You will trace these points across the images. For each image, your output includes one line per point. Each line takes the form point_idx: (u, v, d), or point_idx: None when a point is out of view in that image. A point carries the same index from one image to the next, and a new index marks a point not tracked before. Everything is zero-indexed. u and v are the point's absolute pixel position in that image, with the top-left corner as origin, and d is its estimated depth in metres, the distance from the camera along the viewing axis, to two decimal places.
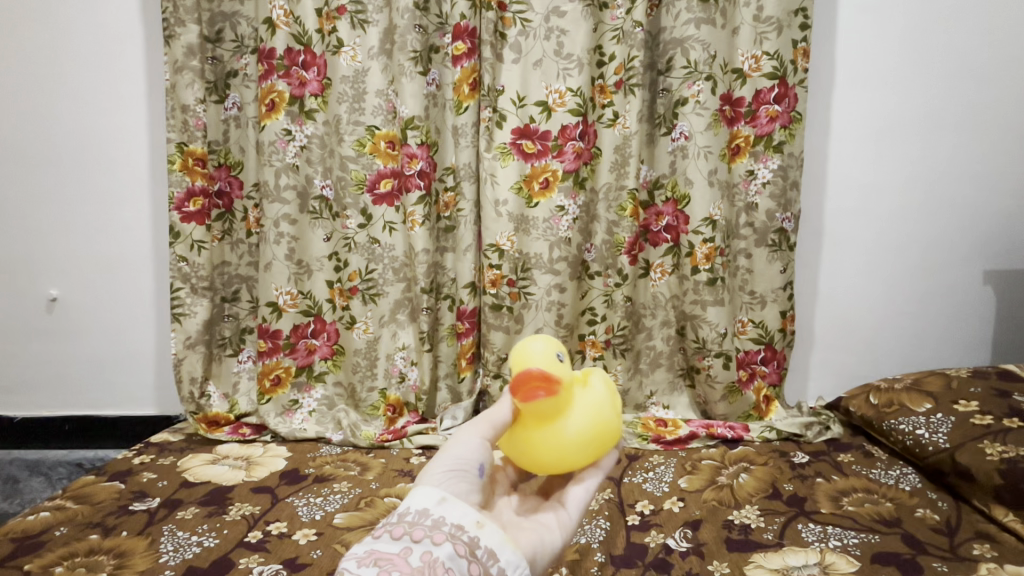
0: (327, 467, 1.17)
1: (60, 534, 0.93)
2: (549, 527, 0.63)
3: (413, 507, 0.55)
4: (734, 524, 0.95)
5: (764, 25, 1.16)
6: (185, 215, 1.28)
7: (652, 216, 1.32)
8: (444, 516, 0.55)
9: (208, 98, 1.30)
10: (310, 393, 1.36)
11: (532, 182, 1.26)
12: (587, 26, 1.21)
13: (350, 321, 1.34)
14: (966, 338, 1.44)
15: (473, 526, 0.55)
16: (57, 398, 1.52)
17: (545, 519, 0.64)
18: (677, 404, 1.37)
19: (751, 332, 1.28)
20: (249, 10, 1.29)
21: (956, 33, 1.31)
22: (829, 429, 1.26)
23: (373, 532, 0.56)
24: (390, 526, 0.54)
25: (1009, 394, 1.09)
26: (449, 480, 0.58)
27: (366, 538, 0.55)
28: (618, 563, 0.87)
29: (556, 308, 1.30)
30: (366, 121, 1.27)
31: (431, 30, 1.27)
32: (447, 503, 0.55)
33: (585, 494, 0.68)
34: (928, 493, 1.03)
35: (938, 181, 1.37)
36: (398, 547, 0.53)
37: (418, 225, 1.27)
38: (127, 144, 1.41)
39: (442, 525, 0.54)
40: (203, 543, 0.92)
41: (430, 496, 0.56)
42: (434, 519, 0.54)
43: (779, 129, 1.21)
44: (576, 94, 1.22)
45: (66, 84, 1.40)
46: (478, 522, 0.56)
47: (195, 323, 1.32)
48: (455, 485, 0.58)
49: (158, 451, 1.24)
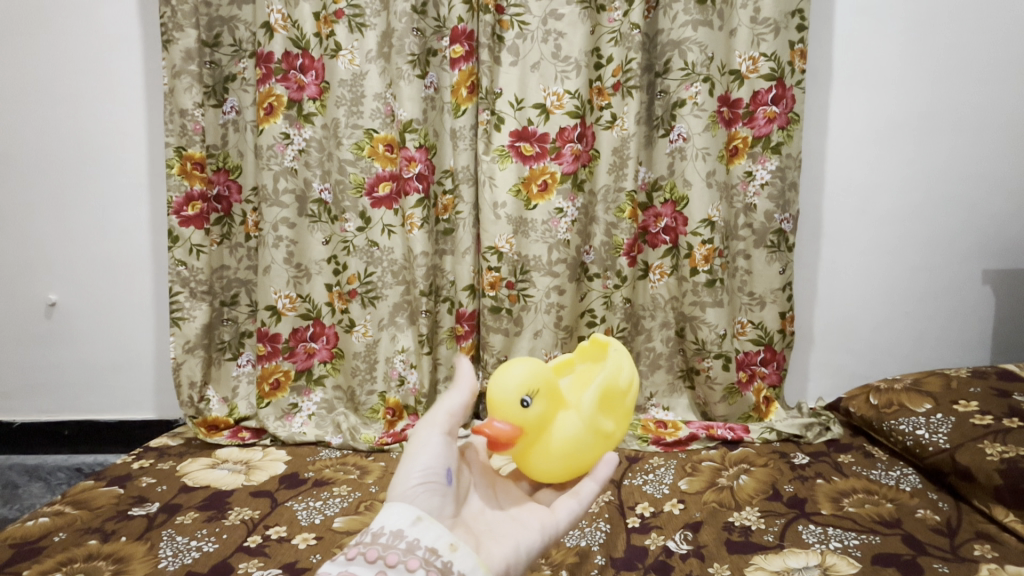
0: (326, 471, 1.17)
1: (59, 539, 0.93)
2: (530, 530, 0.65)
3: (385, 528, 0.58)
4: (735, 526, 0.95)
5: (761, 26, 1.17)
6: (185, 219, 1.28)
7: (651, 218, 1.32)
8: (416, 537, 0.58)
9: (206, 102, 1.30)
10: (310, 397, 1.36)
11: (531, 184, 1.26)
12: (585, 28, 1.21)
13: (349, 324, 1.34)
14: (967, 337, 1.44)
15: (447, 550, 0.58)
16: (56, 404, 1.52)
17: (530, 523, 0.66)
18: (677, 406, 1.37)
19: (751, 333, 1.28)
20: (247, 14, 1.29)
21: (955, 32, 1.32)
22: (829, 430, 1.26)
23: (346, 550, 0.57)
24: (364, 548, 0.57)
25: (1008, 393, 1.09)
26: (421, 494, 0.62)
27: (340, 558, 0.57)
28: (619, 566, 0.87)
29: (555, 310, 1.30)
30: (364, 125, 1.27)
31: (429, 33, 1.27)
32: (421, 523, 0.59)
33: (578, 505, 0.69)
34: (928, 494, 1.03)
35: (937, 180, 1.37)
36: (372, 570, 0.55)
37: (417, 228, 1.27)
38: (126, 149, 1.42)
39: (416, 549, 0.57)
40: (202, 548, 0.91)
41: (404, 516, 0.59)
42: (408, 542, 0.57)
43: (778, 130, 1.21)
44: (574, 96, 1.22)
45: (65, 89, 1.40)
46: (451, 544, 0.58)
47: (194, 327, 1.31)
48: (429, 499, 0.62)
49: (158, 456, 1.24)
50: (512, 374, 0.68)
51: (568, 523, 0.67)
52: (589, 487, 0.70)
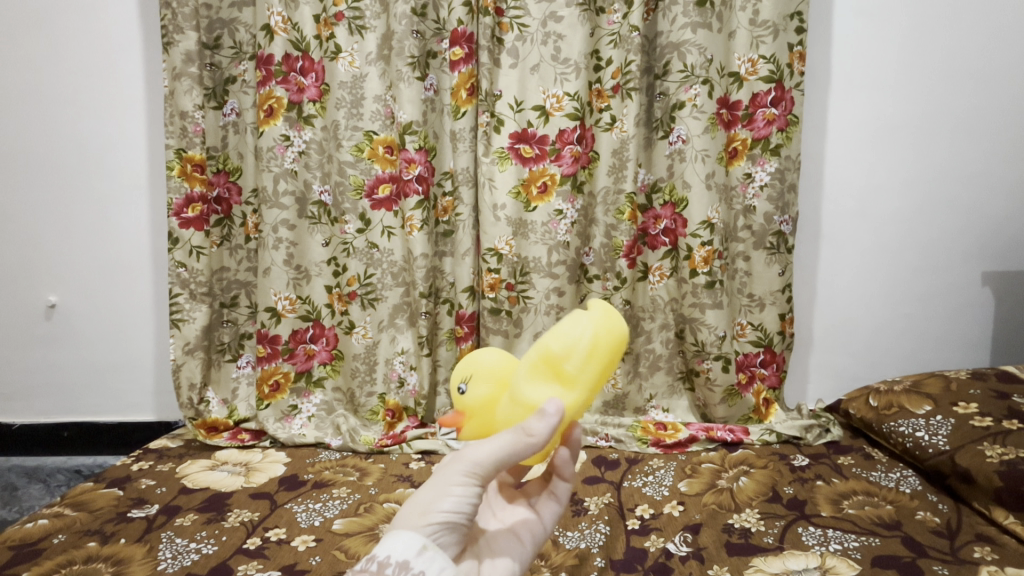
0: (326, 473, 1.17)
1: (58, 541, 0.92)
2: (520, 541, 0.61)
3: (391, 557, 0.49)
4: (734, 528, 0.95)
5: (760, 28, 1.17)
6: (185, 221, 1.28)
7: (650, 220, 1.32)
8: (423, 571, 0.49)
9: (207, 104, 1.31)
10: (309, 398, 1.36)
11: (530, 186, 1.26)
12: (584, 31, 1.21)
13: (349, 326, 1.34)
14: (967, 338, 1.44)
15: None
16: (55, 405, 1.52)
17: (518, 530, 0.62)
18: (677, 407, 1.37)
19: (751, 335, 1.28)
20: (247, 17, 1.29)
21: (955, 33, 1.32)
22: (829, 432, 1.26)
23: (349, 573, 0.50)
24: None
25: (1008, 395, 1.09)
26: (438, 531, 0.52)
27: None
28: (619, 568, 0.87)
29: (555, 311, 1.30)
30: (364, 127, 1.26)
31: (429, 35, 1.28)
32: (428, 553, 0.50)
33: (557, 505, 0.65)
34: (928, 496, 1.03)
35: (936, 180, 1.37)
36: None
37: (416, 230, 1.27)
38: (126, 151, 1.42)
39: None
40: (201, 550, 0.91)
41: (411, 543, 0.50)
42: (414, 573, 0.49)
43: (776, 132, 1.21)
44: (574, 98, 1.22)
45: (65, 91, 1.40)
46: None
47: (193, 328, 1.32)
48: (443, 535, 0.53)
49: (157, 458, 1.24)
50: (473, 356, 0.64)
51: (552, 525, 0.65)
52: (563, 485, 0.65)
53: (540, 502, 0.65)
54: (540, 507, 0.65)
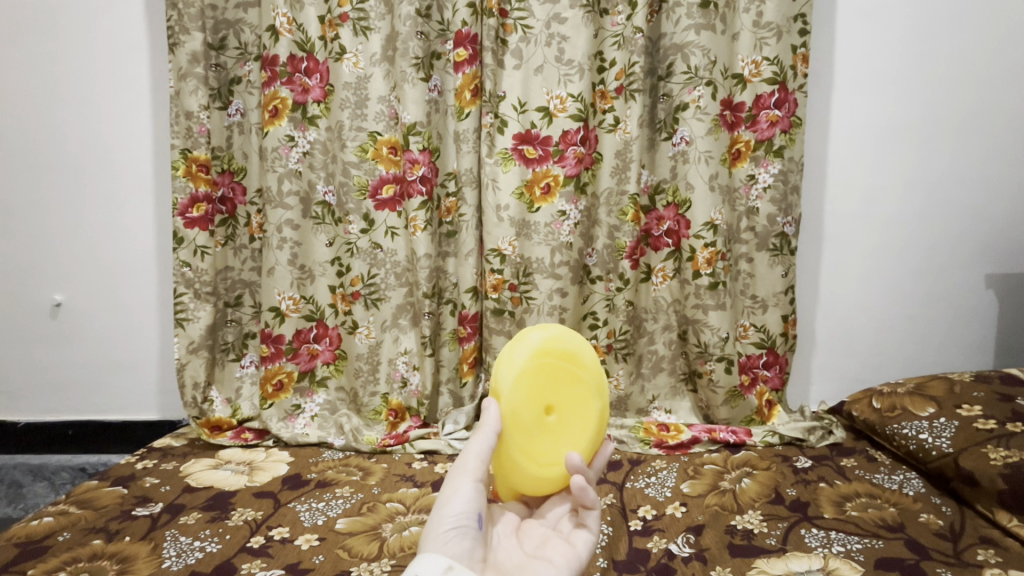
0: (329, 472, 1.17)
1: (63, 539, 0.93)
2: (555, 565, 0.60)
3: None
4: (737, 529, 0.95)
5: (764, 30, 1.17)
6: (189, 221, 1.28)
7: (653, 220, 1.32)
8: None
9: (212, 104, 1.31)
10: (312, 398, 1.37)
11: (533, 188, 1.27)
12: (588, 32, 1.21)
13: (353, 326, 1.35)
14: (969, 342, 1.43)
15: None
16: (59, 403, 1.52)
17: (552, 557, 0.61)
18: (680, 409, 1.37)
19: (753, 337, 1.28)
20: (253, 18, 1.30)
21: (957, 34, 1.32)
22: (832, 434, 1.26)
23: None
24: None
25: (1011, 398, 1.09)
26: (453, 539, 0.56)
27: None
28: (621, 568, 0.87)
29: (558, 312, 1.30)
30: (368, 127, 1.28)
31: (433, 36, 1.28)
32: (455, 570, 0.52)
33: (592, 534, 0.63)
34: (931, 498, 1.02)
35: (939, 183, 1.37)
36: None
37: (420, 231, 1.27)
38: (128, 151, 1.43)
39: None
40: (206, 548, 0.92)
41: (438, 562, 0.52)
42: None
43: (779, 134, 1.21)
44: (577, 100, 1.23)
45: (70, 91, 1.41)
46: None
47: (198, 327, 1.32)
48: (459, 543, 0.56)
49: (161, 456, 1.25)
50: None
51: (589, 555, 0.62)
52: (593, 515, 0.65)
53: (573, 534, 0.64)
54: (574, 538, 0.63)
